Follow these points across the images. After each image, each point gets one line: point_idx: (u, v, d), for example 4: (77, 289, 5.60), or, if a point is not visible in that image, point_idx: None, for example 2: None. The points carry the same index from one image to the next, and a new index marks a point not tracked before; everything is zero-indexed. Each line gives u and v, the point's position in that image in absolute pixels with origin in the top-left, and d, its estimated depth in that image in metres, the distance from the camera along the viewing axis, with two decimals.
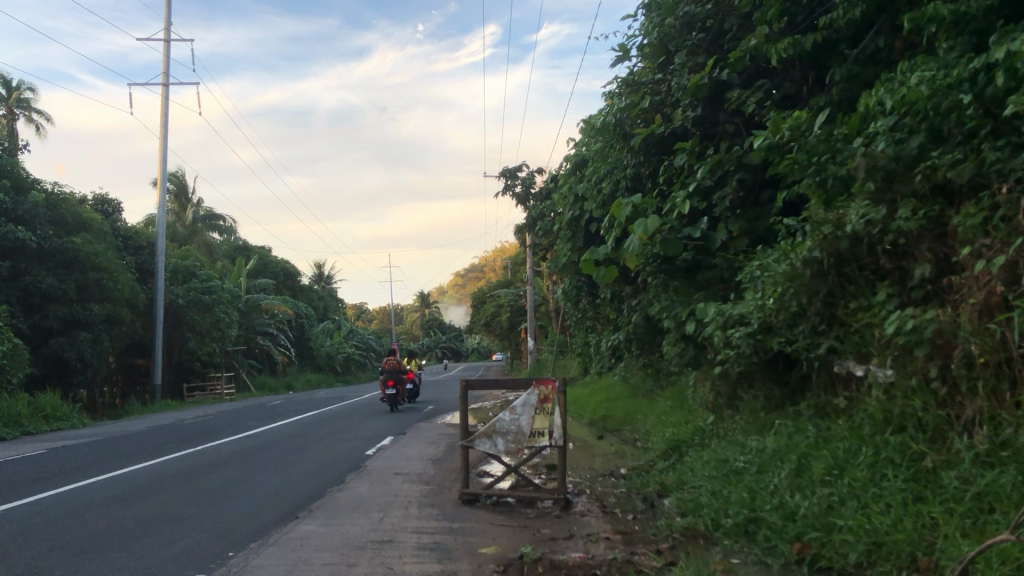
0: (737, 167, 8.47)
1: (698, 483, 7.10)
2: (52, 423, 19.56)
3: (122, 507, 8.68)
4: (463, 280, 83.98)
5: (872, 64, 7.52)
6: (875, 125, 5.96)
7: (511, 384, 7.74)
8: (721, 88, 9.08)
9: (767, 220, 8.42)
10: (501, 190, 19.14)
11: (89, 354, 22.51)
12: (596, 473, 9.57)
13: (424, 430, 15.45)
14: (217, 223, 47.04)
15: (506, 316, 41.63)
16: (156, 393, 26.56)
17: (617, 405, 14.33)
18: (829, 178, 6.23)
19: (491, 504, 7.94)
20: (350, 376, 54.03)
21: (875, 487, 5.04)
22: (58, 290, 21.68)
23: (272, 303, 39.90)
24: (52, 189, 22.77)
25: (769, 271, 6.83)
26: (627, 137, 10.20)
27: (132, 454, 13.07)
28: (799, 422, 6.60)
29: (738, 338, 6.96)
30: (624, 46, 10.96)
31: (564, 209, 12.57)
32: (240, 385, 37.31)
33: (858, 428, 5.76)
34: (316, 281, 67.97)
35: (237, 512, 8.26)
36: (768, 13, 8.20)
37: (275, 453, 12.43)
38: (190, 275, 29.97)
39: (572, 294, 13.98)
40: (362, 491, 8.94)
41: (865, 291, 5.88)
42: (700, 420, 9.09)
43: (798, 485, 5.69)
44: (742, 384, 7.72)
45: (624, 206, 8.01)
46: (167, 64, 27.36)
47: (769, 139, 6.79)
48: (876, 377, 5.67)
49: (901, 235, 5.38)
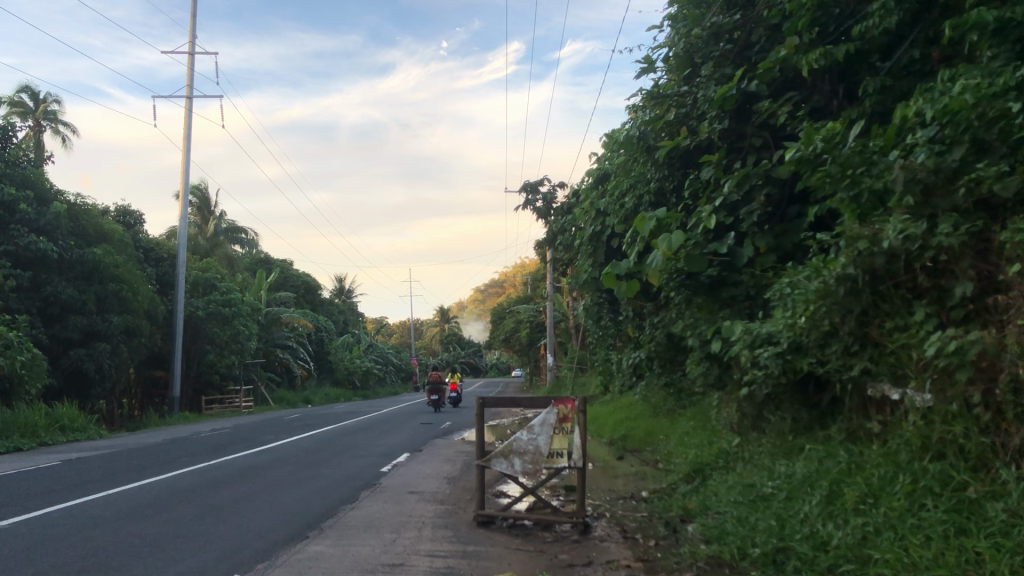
0: (764, 181, 8.22)
1: (722, 508, 6.83)
2: (68, 434, 19.46)
3: (130, 522, 8.47)
4: (483, 296, 83.73)
5: (905, 76, 7.26)
6: (913, 137, 5.69)
7: (529, 401, 7.49)
8: (748, 100, 8.83)
9: (796, 236, 8.18)
10: (522, 205, 18.92)
11: (109, 366, 22.51)
12: (616, 495, 9.31)
13: (440, 447, 15.20)
14: (239, 235, 47.19)
15: (525, 332, 41.26)
16: (174, 405, 26.49)
17: (637, 425, 14.07)
18: (863, 193, 5.97)
19: (507, 527, 7.67)
20: (369, 391, 53.81)
21: (913, 518, 4.76)
22: (79, 301, 21.64)
23: (292, 316, 39.88)
24: (75, 201, 22.85)
25: (800, 289, 6.57)
26: (651, 150, 9.98)
27: (144, 467, 12.86)
28: (830, 447, 6.34)
29: (766, 358, 6.70)
30: (649, 57, 10.75)
31: (586, 224, 12.35)
32: (258, 399, 37.29)
33: (893, 454, 5.49)
34: (336, 295, 68.12)
35: (247, 530, 8.03)
36: (797, 23, 7.96)
37: (287, 469, 12.17)
38: (211, 287, 29.97)
39: (593, 311, 13.70)
40: (375, 511, 8.70)
41: (902, 311, 5.62)
42: (724, 442, 8.83)
43: (829, 514, 5.41)
44: (768, 406, 7.47)
45: (648, 221, 7.77)
46: (190, 77, 27.49)
47: (800, 151, 6.50)
48: (913, 402, 5.37)
49: (941, 252, 5.08)
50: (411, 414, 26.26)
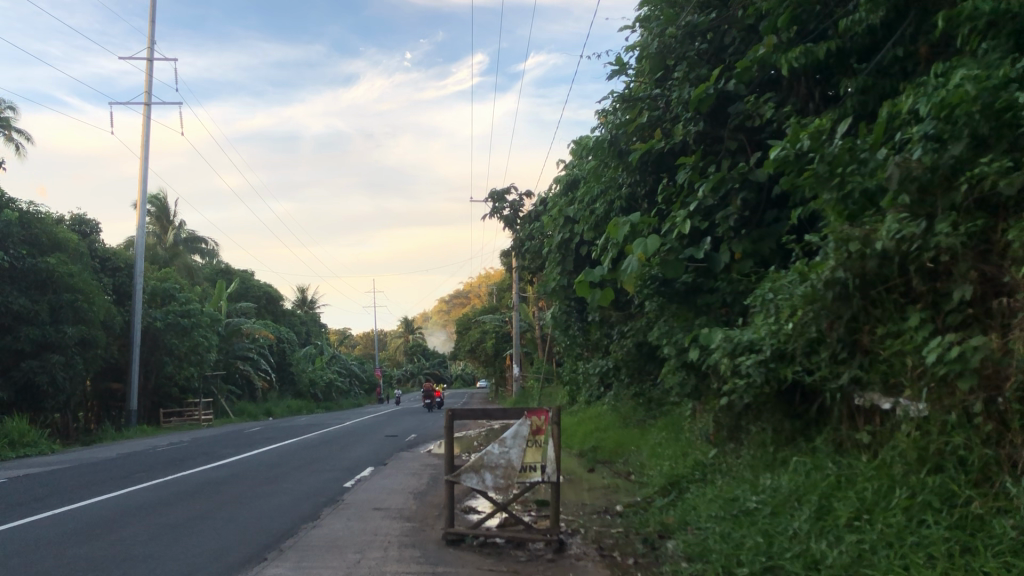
0: (741, 184, 7.94)
1: (703, 524, 6.52)
2: (18, 449, 18.69)
3: (78, 544, 7.91)
4: (447, 306, 82.93)
5: (889, 75, 7.06)
6: (906, 133, 5.45)
7: (501, 413, 7.12)
8: (725, 102, 8.59)
9: (774, 241, 7.90)
10: (489, 213, 18.56)
11: (61, 378, 21.60)
12: (589, 509, 8.95)
13: (405, 460, 14.75)
14: (199, 246, 46.39)
15: (491, 342, 40.93)
16: (130, 418, 25.70)
17: (606, 436, 13.76)
18: (853, 193, 5.71)
19: (477, 545, 7.27)
20: (332, 403, 53.03)
21: (914, 535, 4.47)
22: (31, 311, 20.85)
23: (253, 327, 39.10)
24: (28, 209, 22.09)
25: (786, 294, 6.29)
26: (622, 154, 9.69)
27: (95, 484, 12.26)
28: (816, 459, 6.07)
29: (748, 366, 6.38)
30: (620, 59, 10.49)
31: (554, 232, 12.04)
32: (218, 411, 36.47)
33: (886, 467, 5.22)
34: (298, 306, 67.20)
35: (202, 551, 7.54)
36: (777, 22, 7.74)
37: (245, 485, 11.67)
38: (169, 297, 29.30)
39: (561, 320, 13.38)
40: (337, 529, 8.28)
41: (894, 316, 5.34)
42: (700, 453, 8.53)
43: (821, 531, 5.13)
44: (749, 416, 7.21)
45: (622, 226, 7.37)
46: (149, 83, 26.94)
47: (785, 150, 6.24)
48: (908, 412, 5.09)
49: (941, 252, 4.83)
50: (376, 427, 25.71)
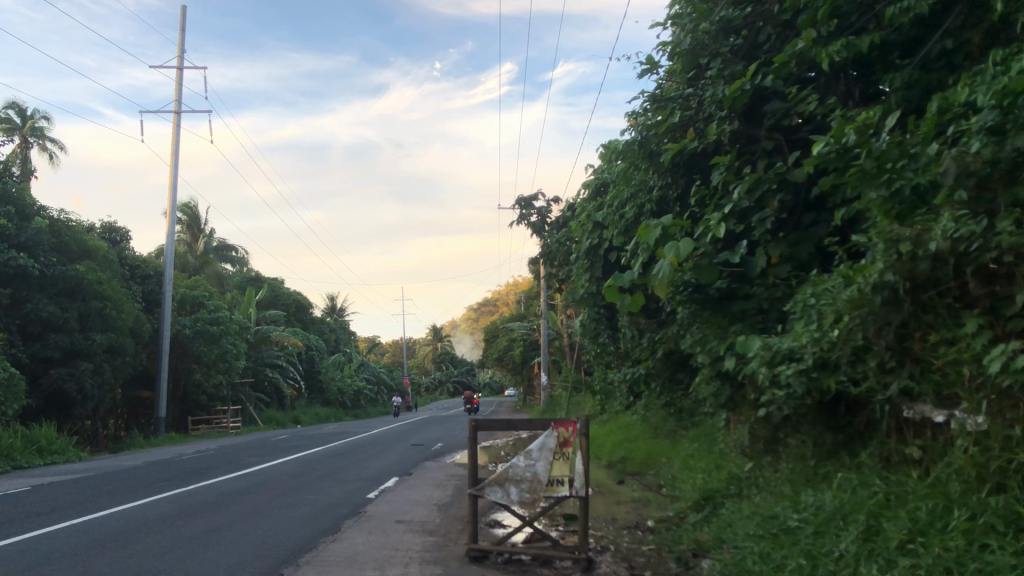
0: (778, 186, 7.60)
1: (740, 543, 6.16)
2: (46, 456, 18.64)
3: (92, 555, 7.66)
4: (476, 314, 82.77)
5: (936, 68, 6.72)
6: (960, 126, 5.10)
7: (527, 424, 6.78)
8: (761, 100, 8.22)
9: (813, 245, 7.61)
10: (516, 220, 18.27)
11: (90, 385, 21.54)
12: (620, 524, 8.61)
13: (430, 471, 14.44)
14: (229, 254, 46.56)
15: (519, 350, 40.56)
16: (158, 426, 25.65)
17: (637, 446, 13.39)
18: (903, 189, 5.35)
19: (501, 562, 6.95)
20: (361, 411, 52.93)
21: (975, 562, 4.10)
22: (60, 318, 20.88)
23: (281, 334, 39.10)
24: (58, 216, 22.20)
25: (828, 299, 5.93)
26: (653, 155, 9.31)
27: (116, 493, 12.08)
28: (862, 474, 5.67)
29: (788, 376, 5.98)
30: (651, 57, 10.15)
31: (582, 236, 11.71)
32: (246, 419, 36.41)
33: (940, 484, 4.84)
34: (328, 313, 67.34)
35: (217, 564, 7.28)
36: (815, 14, 7.39)
37: (266, 495, 11.43)
38: (197, 305, 29.28)
39: (591, 327, 13.03)
40: (357, 544, 7.98)
41: (948, 322, 4.98)
42: (734, 466, 8.15)
43: (871, 553, 4.75)
44: (788, 428, 6.85)
45: (654, 229, 7.03)
46: (179, 91, 27.03)
47: (829, 145, 5.87)
48: (964, 425, 4.71)
49: (1004, 253, 4.47)
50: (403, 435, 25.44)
